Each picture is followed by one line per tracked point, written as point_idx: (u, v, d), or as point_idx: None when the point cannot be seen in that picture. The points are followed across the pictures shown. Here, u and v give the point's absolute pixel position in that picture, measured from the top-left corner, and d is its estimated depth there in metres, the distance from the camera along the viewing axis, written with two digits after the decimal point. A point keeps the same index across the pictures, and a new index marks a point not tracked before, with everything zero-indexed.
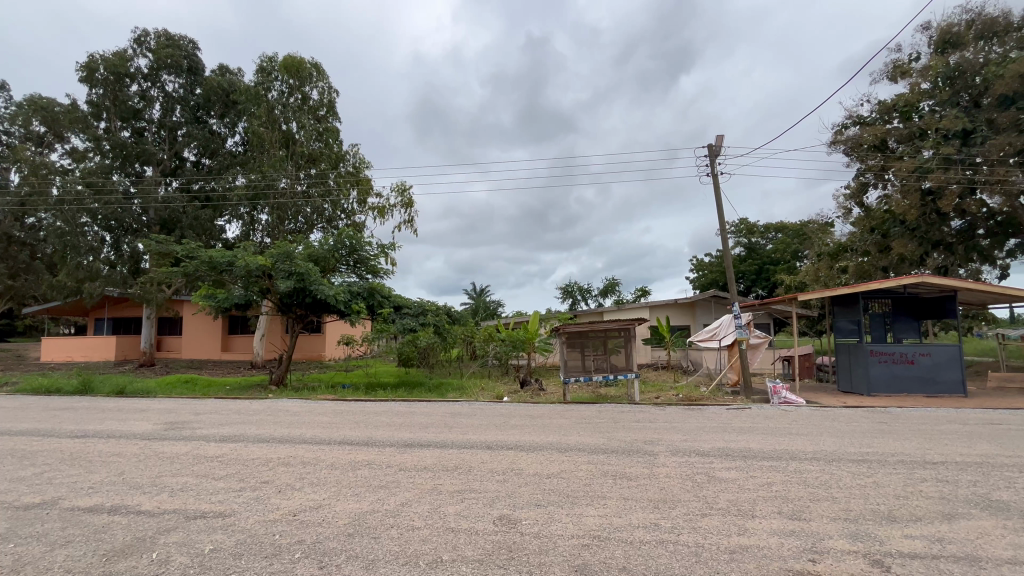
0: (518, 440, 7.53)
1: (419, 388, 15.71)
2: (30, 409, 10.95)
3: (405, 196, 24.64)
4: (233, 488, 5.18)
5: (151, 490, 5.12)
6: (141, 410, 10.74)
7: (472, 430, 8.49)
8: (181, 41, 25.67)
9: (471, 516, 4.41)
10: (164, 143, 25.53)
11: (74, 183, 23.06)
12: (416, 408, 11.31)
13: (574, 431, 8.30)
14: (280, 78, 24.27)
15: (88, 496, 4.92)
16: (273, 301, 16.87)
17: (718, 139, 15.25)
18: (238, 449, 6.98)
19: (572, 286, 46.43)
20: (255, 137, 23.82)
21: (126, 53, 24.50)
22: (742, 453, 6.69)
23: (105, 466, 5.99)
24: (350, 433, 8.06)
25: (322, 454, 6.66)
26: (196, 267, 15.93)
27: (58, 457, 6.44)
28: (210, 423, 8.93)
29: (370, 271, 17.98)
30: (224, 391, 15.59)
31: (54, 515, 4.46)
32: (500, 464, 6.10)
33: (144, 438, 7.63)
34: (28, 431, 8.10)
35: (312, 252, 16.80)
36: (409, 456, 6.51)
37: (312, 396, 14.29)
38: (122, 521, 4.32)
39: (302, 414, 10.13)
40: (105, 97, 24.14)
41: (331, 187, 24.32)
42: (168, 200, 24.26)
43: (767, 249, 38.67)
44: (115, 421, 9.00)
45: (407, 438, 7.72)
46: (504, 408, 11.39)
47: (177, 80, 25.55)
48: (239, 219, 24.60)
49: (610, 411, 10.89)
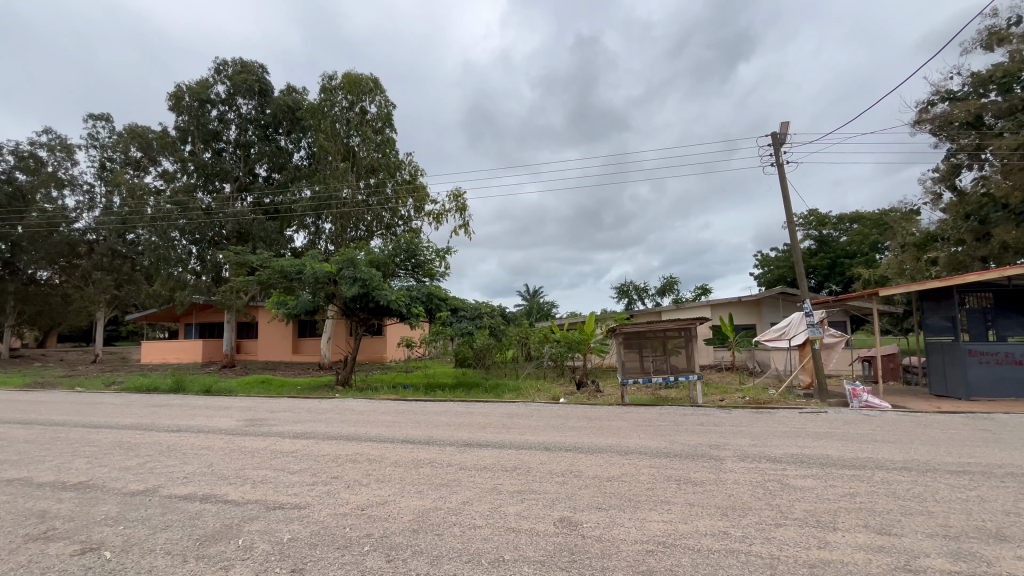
0: (577, 442, 7.44)
1: (475, 388, 16.04)
2: (133, 405, 12.21)
3: (459, 202, 25.22)
4: (307, 482, 5.50)
5: (236, 481, 5.56)
6: (226, 407, 11.63)
7: (530, 431, 8.49)
8: (253, 66, 27.72)
9: (532, 517, 4.42)
10: (240, 161, 27.60)
11: (165, 202, 25.48)
12: (475, 408, 11.48)
13: (633, 433, 8.11)
14: (342, 94, 25.50)
15: (183, 485, 5.41)
16: (338, 306, 17.66)
17: (783, 126, 14.38)
18: (309, 445, 7.40)
19: (628, 286, 45.49)
20: (319, 151, 25.24)
21: (207, 81, 26.82)
22: (819, 461, 6.25)
23: (197, 458, 6.54)
24: (411, 432, 8.31)
25: (387, 451, 6.92)
26: (270, 276, 17.04)
27: (157, 449, 7.12)
28: (285, 420, 9.56)
29: (427, 274, 18.58)
30: (296, 390, 16.66)
31: (156, 501, 4.94)
32: (559, 466, 6.06)
33: (228, 433, 8.26)
34: (133, 425, 9.04)
35: (374, 257, 17.45)
36: (469, 455, 6.62)
37: (376, 395, 14.93)
38: (213, 509, 4.71)
39: (367, 413, 10.60)
40: (190, 121, 26.44)
41: (390, 196, 25.40)
42: (243, 213, 26.12)
43: (841, 241, 35.95)
44: (202, 418, 9.80)
45: (467, 438, 7.83)
46: (561, 409, 11.42)
47: (250, 103, 27.60)
48: (305, 228, 26.00)
49: (671, 414, 10.52)
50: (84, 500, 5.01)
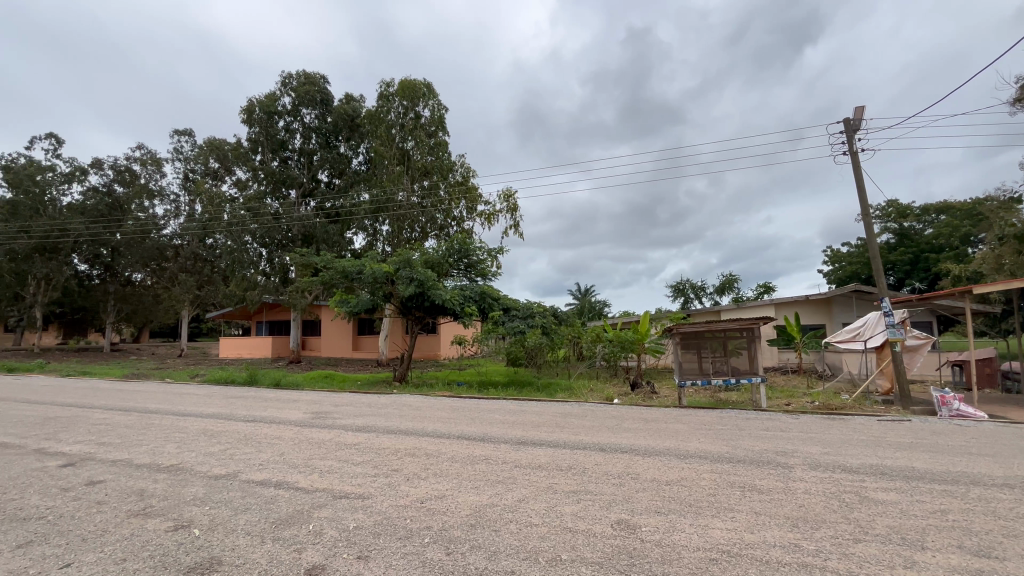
0: (634, 444, 7.28)
1: (528, 387, 16.12)
2: (214, 396, 13.27)
3: (510, 202, 25.40)
4: (369, 473, 5.74)
5: (305, 470, 5.90)
6: (294, 400, 12.36)
7: (584, 430, 8.43)
8: (316, 78, 29.24)
9: (589, 517, 4.38)
10: (304, 168, 29.22)
11: (240, 208, 27.44)
12: (528, 406, 11.54)
13: (693, 437, 7.83)
14: (397, 100, 26.36)
15: (259, 472, 5.82)
16: (395, 305, 18.28)
17: (858, 111, 13.34)
18: (371, 438, 7.72)
19: (684, 284, 43.97)
20: (376, 156, 26.26)
21: (275, 94, 28.60)
22: (902, 473, 5.75)
23: (270, 447, 7.02)
24: (466, 428, 8.46)
25: (443, 446, 7.09)
26: (332, 276, 17.93)
27: (236, 437, 7.69)
28: (348, 414, 10.03)
29: (480, 274, 18.88)
30: (357, 385, 17.46)
31: (236, 485, 5.34)
32: (615, 467, 5.96)
33: (297, 424, 8.79)
34: (214, 414, 9.83)
35: (429, 258, 17.94)
36: (523, 453, 6.64)
37: (432, 392, 15.35)
38: (286, 495, 5.03)
39: (424, 409, 10.91)
40: (260, 133, 28.30)
41: (444, 198, 26.01)
42: (307, 217, 27.63)
43: (925, 235, 32.88)
44: (274, 409, 10.50)
45: (521, 436, 7.89)
46: (615, 410, 11.22)
47: (313, 112, 29.14)
48: (364, 230, 27.13)
49: (733, 417, 10.07)
50: (175, 481, 5.50)
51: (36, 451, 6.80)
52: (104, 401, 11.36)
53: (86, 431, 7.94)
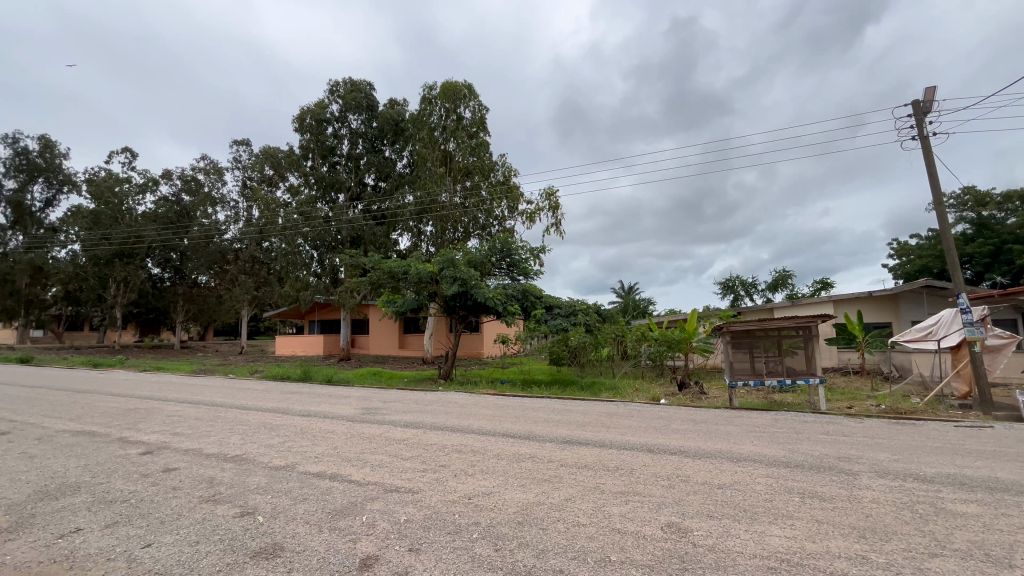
0: (683, 445, 7.08)
1: (572, 386, 15.99)
2: (272, 391, 14.01)
3: (552, 200, 25.28)
4: (418, 469, 5.89)
5: (357, 463, 6.12)
6: (345, 396, 12.84)
7: (630, 431, 8.28)
8: (362, 85, 30.20)
9: (637, 519, 4.30)
10: (352, 172, 30.28)
11: (293, 213, 28.79)
12: (573, 406, 11.45)
13: (746, 440, 7.52)
14: (440, 102, 26.83)
15: (316, 464, 6.09)
16: (439, 304, 18.60)
17: (928, 93, 12.37)
18: (419, 434, 7.91)
19: (733, 281, 42.31)
20: (420, 158, 26.83)
21: (324, 102, 29.80)
22: (985, 484, 5.28)
23: (325, 440, 7.33)
24: (511, 426, 8.50)
25: (490, 444, 7.16)
26: (379, 276, 18.45)
27: (293, 430, 8.09)
28: (396, 410, 10.32)
29: (522, 273, 18.90)
30: (404, 382, 17.93)
31: (295, 476, 5.62)
32: (664, 469, 5.82)
33: (349, 419, 9.14)
34: (273, 408, 10.38)
35: (472, 257, 18.14)
36: (569, 452, 6.61)
37: (476, 390, 15.52)
38: (340, 487, 5.23)
39: (468, 407, 11.06)
40: (311, 140, 29.55)
41: (485, 198, 26.27)
42: (355, 220, 28.59)
43: (1008, 224, 30.03)
44: (327, 404, 10.95)
45: (566, 435, 7.85)
46: (662, 410, 10.94)
47: (360, 118, 30.15)
48: (409, 231, 27.81)
49: (789, 420, 9.60)
50: (240, 470, 5.86)
51: (119, 439, 7.44)
52: (176, 395, 12.25)
53: (161, 422, 8.59)
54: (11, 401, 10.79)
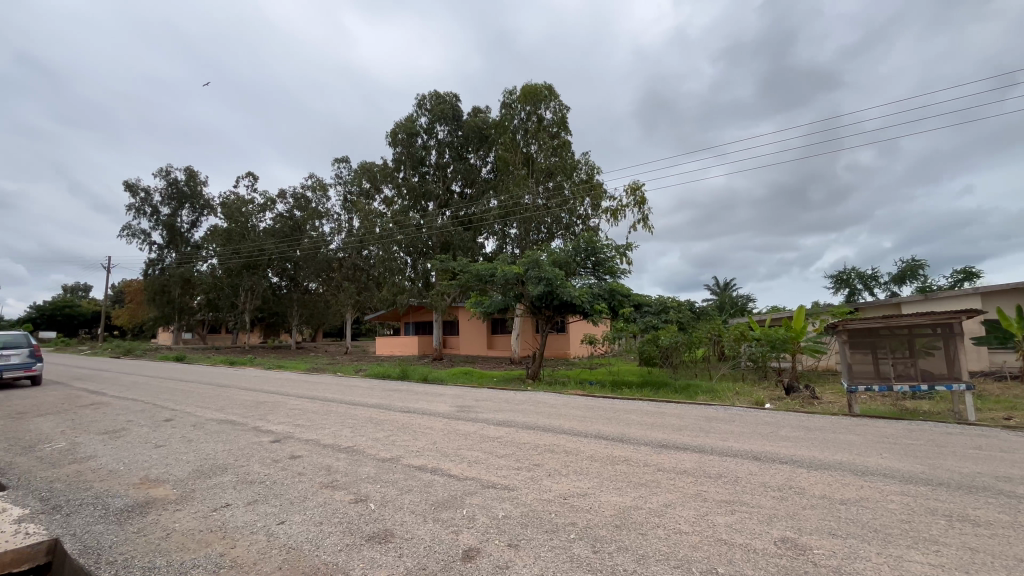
0: (796, 455, 6.49)
1: (665, 388, 15.34)
2: (375, 389, 15.13)
3: (637, 195, 24.51)
4: (513, 466, 6.02)
5: (455, 459, 6.41)
6: (439, 394, 13.48)
7: (732, 436, 7.77)
8: (447, 96, 31.54)
9: (746, 531, 4.02)
10: (440, 180, 31.76)
11: (389, 222, 30.83)
12: (668, 409, 10.99)
13: (871, 451, 6.72)
14: (521, 106, 27.21)
15: (417, 457, 6.48)
16: (526, 305, 18.79)
17: None
18: (511, 433, 8.09)
19: (848, 274, 37.94)
20: (503, 163, 27.41)
21: (413, 116, 31.61)
22: None
23: (424, 436, 7.77)
24: (603, 429, 8.37)
25: (582, 445, 7.11)
26: (468, 279, 19.08)
27: (396, 425, 8.68)
28: (488, 409, 10.64)
29: (608, 272, 18.53)
30: (494, 382, 18.46)
31: (400, 468, 6.02)
32: (775, 479, 5.38)
33: (446, 416, 9.60)
34: (378, 404, 11.21)
35: (556, 257, 18.16)
36: (667, 457, 6.36)
37: (564, 391, 15.49)
38: (441, 481, 5.51)
39: (558, 407, 11.08)
40: (403, 152, 31.48)
41: (568, 197, 26.27)
42: (444, 226, 29.87)
43: None
44: (425, 402, 11.58)
45: (661, 439, 7.56)
46: (768, 416, 10.13)
47: (446, 128, 31.56)
48: (495, 235, 28.51)
49: (925, 431, 8.42)
50: (353, 460, 6.41)
51: (254, 428, 8.50)
52: (296, 390, 13.73)
53: (286, 415, 9.66)
54: (172, 393, 12.81)
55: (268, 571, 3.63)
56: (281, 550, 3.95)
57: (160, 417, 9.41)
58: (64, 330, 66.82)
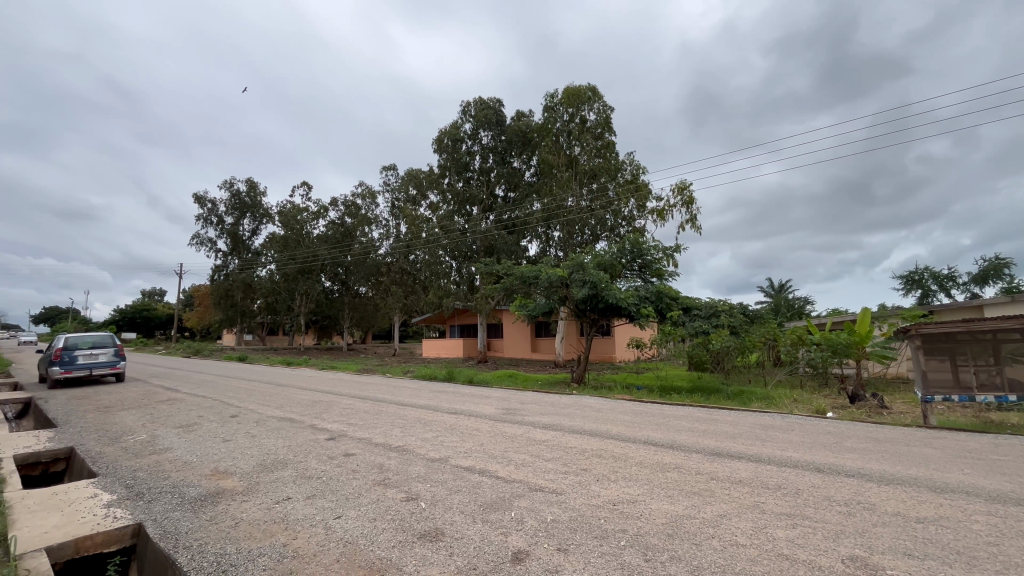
0: (863, 467, 6.09)
1: (716, 394, 14.76)
2: (423, 390, 15.49)
3: (685, 194, 23.84)
4: (560, 470, 5.99)
5: (503, 461, 6.46)
6: (485, 396, 13.60)
7: (791, 446, 7.38)
8: (490, 102, 31.95)
9: (810, 547, 3.82)
10: (484, 185, 32.19)
11: (434, 227, 31.53)
12: (720, 415, 10.59)
13: (951, 466, 6.20)
14: (563, 108, 27.10)
15: (466, 458, 6.58)
16: (570, 308, 18.62)
17: None
18: (558, 436, 8.06)
19: (920, 274, 35.19)
20: (546, 166, 27.40)
21: (458, 122, 32.21)
22: None
23: (471, 437, 7.87)
24: (652, 435, 8.17)
25: (630, 451, 6.97)
26: (512, 283, 19.08)
27: (444, 426, 8.85)
28: (534, 412, 10.64)
29: (655, 274, 18.16)
30: (539, 385, 18.43)
31: (449, 468, 6.14)
32: (840, 493, 5.06)
33: (492, 418, 9.69)
34: (427, 405, 11.47)
35: (601, 260, 17.94)
36: (721, 466, 6.13)
37: (611, 395, 15.24)
38: (488, 482, 5.56)
39: (605, 411, 10.91)
40: (448, 159, 32.10)
41: (612, 198, 26.07)
42: (487, 230, 30.16)
43: None
44: (472, 404, 11.73)
45: (715, 447, 7.29)
46: (830, 425, 9.56)
47: (490, 133, 31.94)
48: (538, 238, 28.55)
49: (1013, 446, 7.68)
50: (403, 459, 6.59)
51: (311, 426, 8.91)
52: (348, 390, 14.28)
53: (340, 414, 10.06)
54: (237, 391, 13.66)
55: (327, 563, 3.79)
56: (339, 543, 4.12)
57: (227, 413, 10.06)
58: (143, 331, 72.82)
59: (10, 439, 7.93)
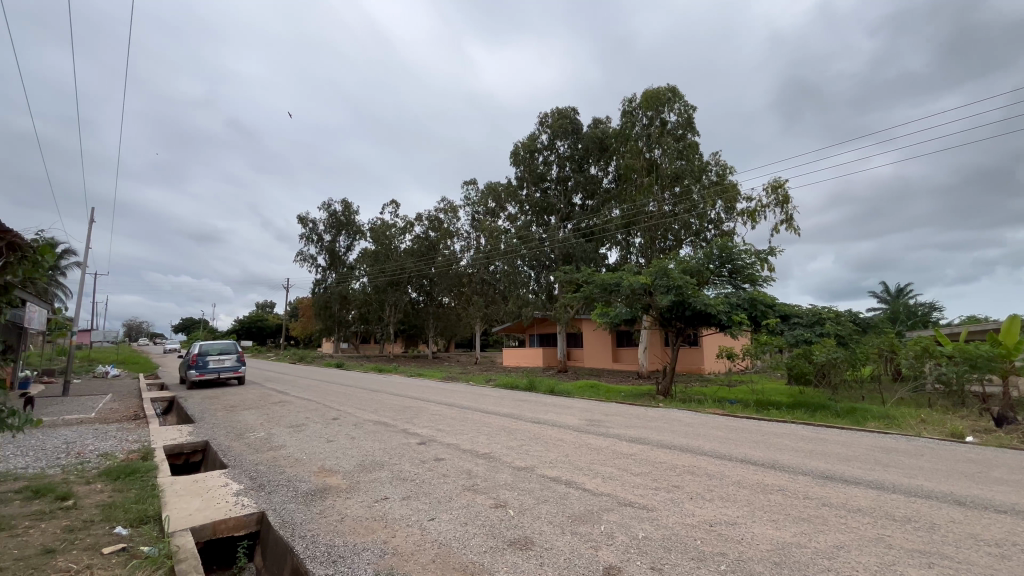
0: (1018, 503, 5.20)
1: (823, 411, 13.36)
2: (505, 399, 15.73)
3: (779, 193, 22.10)
4: (650, 486, 5.78)
5: (589, 473, 6.37)
6: (568, 406, 13.50)
7: (921, 474, 6.49)
8: (567, 111, 31.97)
9: None
10: (562, 194, 32.16)
11: (513, 238, 32.03)
12: (829, 434, 9.61)
13: None
14: (642, 111, 26.35)
15: (552, 468, 6.58)
16: (653, 317, 17.92)
17: None
18: (646, 450, 7.79)
19: None
20: (625, 171, 26.74)
21: (534, 134, 32.58)
22: None
23: (556, 448, 7.84)
24: (750, 452, 7.61)
25: (725, 469, 6.57)
26: (592, 291, 18.73)
27: (529, 435, 8.93)
28: (619, 424, 10.38)
29: (747, 280, 17.04)
30: (622, 396, 17.92)
31: (535, 478, 6.17)
32: (990, 532, 4.35)
33: (575, 429, 9.60)
34: (510, 414, 11.65)
35: (686, 266, 17.08)
36: (834, 491, 5.56)
37: (701, 409, 14.41)
38: (576, 494, 5.51)
39: (696, 426, 10.36)
40: (525, 170, 32.51)
41: (697, 201, 25.08)
42: (566, 239, 30.01)
43: None
44: (554, 414, 11.71)
45: (825, 469, 6.62)
46: (970, 451, 8.29)
47: (566, 143, 31.94)
48: (618, 245, 27.83)
49: None
50: (490, 466, 6.74)
51: (404, 430, 9.41)
52: (435, 397, 14.90)
53: (429, 419, 10.53)
54: (337, 395, 14.81)
55: (424, 562, 3.98)
56: (434, 545, 4.30)
57: (330, 416, 10.93)
58: (257, 340, 81.74)
59: (160, 432, 9.27)
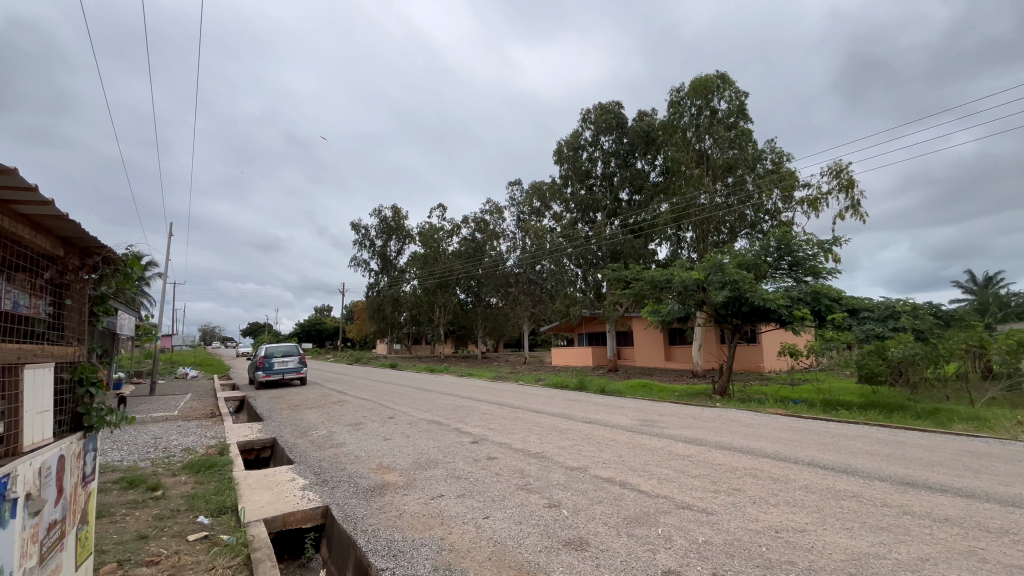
0: None
1: (900, 412, 12.32)
2: (555, 398, 15.69)
3: (842, 178, 20.69)
4: (709, 489, 5.57)
5: (644, 474, 6.23)
6: (619, 406, 13.27)
7: (1018, 481, 5.88)
8: (611, 105, 31.41)
9: None
10: (608, 190, 31.52)
11: (559, 237, 31.83)
12: (906, 437, 8.91)
13: None
14: (690, 101, 25.43)
15: (605, 469, 6.49)
16: (708, 313, 17.25)
17: None
18: (704, 451, 7.52)
19: None
20: (673, 164, 25.82)
21: (578, 131, 32.22)
22: None
23: (609, 448, 7.72)
24: (818, 455, 7.18)
25: (790, 472, 6.22)
26: (642, 288, 18.27)
27: (581, 435, 8.86)
28: (674, 424, 10.09)
29: (809, 272, 16.11)
30: (676, 396, 17.39)
31: (588, 478, 6.10)
32: None
33: (628, 429, 9.41)
34: (561, 414, 11.60)
35: (742, 259, 16.26)
36: (915, 498, 5.14)
37: (761, 409, 13.71)
38: (631, 495, 5.41)
39: (757, 427, 9.90)
40: (570, 168, 32.22)
41: (752, 191, 23.94)
42: (613, 236, 29.42)
43: None
44: (606, 414, 11.54)
45: (904, 474, 6.13)
46: None
47: (611, 138, 31.39)
48: (668, 240, 26.85)
49: None
50: (543, 466, 6.74)
51: (456, 429, 9.58)
52: (486, 396, 15.11)
53: (481, 419, 10.67)
54: (393, 395, 15.33)
55: (480, 559, 4.04)
56: (490, 542, 4.36)
57: (386, 415, 11.32)
58: (317, 342, 85.98)
59: (234, 428, 9.96)
